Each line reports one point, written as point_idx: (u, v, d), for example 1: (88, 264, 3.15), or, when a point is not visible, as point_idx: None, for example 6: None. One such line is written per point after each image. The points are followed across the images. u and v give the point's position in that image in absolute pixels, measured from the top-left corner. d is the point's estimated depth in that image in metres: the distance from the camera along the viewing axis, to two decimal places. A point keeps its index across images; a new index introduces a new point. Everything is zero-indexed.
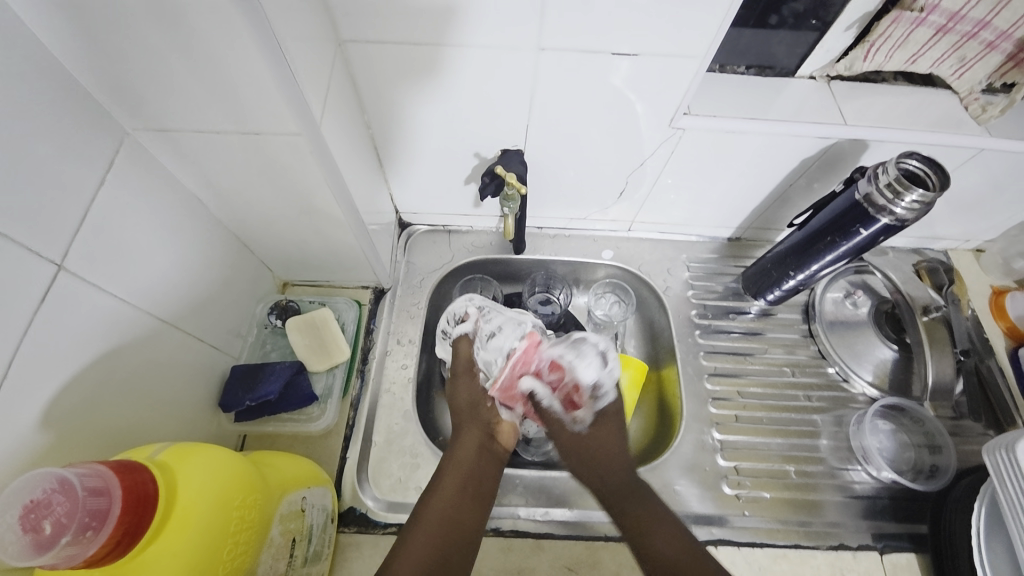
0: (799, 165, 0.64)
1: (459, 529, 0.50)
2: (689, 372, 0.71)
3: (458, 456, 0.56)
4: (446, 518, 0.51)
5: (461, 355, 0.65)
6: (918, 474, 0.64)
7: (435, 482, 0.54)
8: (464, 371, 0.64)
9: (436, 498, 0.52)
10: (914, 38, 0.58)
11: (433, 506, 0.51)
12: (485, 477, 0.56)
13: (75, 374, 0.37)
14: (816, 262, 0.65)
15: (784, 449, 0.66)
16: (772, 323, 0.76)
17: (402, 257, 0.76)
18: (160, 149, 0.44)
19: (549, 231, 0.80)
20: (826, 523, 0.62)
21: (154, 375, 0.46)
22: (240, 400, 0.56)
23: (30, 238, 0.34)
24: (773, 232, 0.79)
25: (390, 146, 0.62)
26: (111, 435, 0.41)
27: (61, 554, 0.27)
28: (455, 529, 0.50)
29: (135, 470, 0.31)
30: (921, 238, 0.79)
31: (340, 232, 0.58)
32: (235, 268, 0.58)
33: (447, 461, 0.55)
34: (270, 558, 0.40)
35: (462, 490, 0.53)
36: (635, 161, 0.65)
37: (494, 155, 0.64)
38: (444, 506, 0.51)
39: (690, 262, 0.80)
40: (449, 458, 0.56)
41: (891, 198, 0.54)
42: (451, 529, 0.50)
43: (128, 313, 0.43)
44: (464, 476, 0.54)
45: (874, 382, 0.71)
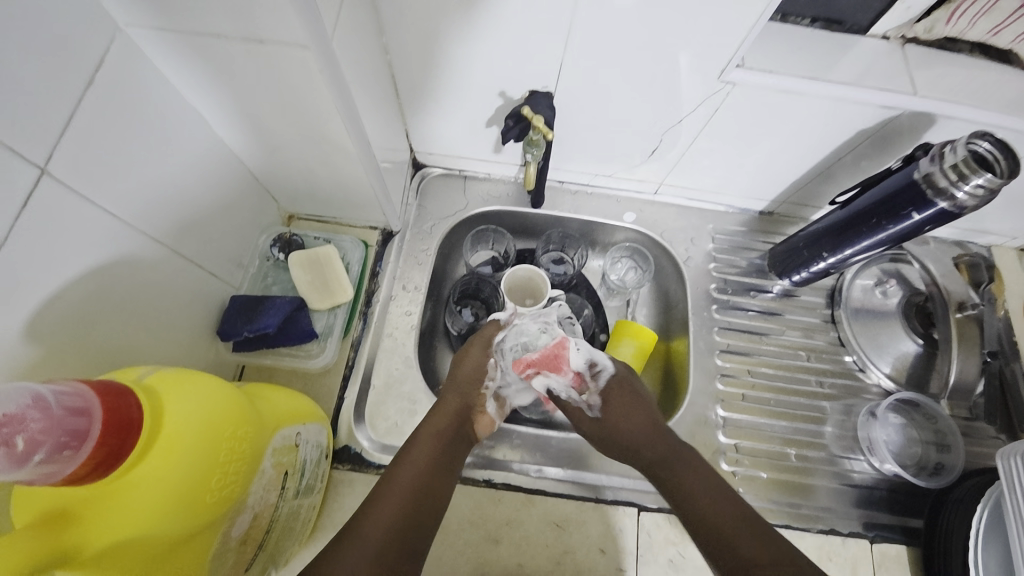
0: (853, 138, 0.58)
1: (430, 500, 0.46)
2: (700, 347, 0.69)
3: (436, 421, 0.52)
4: (421, 483, 0.46)
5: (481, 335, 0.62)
6: (921, 470, 0.63)
7: (410, 446, 0.49)
8: (476, 343, 0.61)
9: (411, 461, 0.48)
10: (1002, 5, 0.51)
11: (408, 468, 0.47)
12: (458, 449, 0.53)
13: (63, 287, 0.35)
14: (852, 246, 0.61)
15: (787, 432, 0.65)
16: (793, 304, 0.73)
17: (413, 200, 0.72)
18: (158, 51, 0.40)
19: (570, 186, 0.76)
20: (817, 508, 0.61)
21: (148, 296, 0.44)
22: (238, 330, 0.54)
23: (11, 138, 0.31)
24: (809, 210, 0.74)
25: (410, 76, 0.57)
26: (104, 354, 0.40)
27: (37, 471, 0.26)
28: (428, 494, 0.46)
29: (119, 394, 0.29)
30: (968, 230, 0.73)
31: (350, 165, 0.54)
32: (238, 194, 0.55)
33: (425, 426, 0.51)
34: (262, 489, 0.39)
35: (438, 456, 0.49)
36: (672, 118, 0.59)
37: (521, 96, 0.59)
38: (416, 469, 0.47)
39: (716, 233, 0.76)
40: (427, 424, 0.52)
41: (954, 180, 0.49)
42: (423, 495, 0.45)
43: (120, 229, 0.40)
44: (442, 443, 0.51)
45: (891, 374, 0.68)
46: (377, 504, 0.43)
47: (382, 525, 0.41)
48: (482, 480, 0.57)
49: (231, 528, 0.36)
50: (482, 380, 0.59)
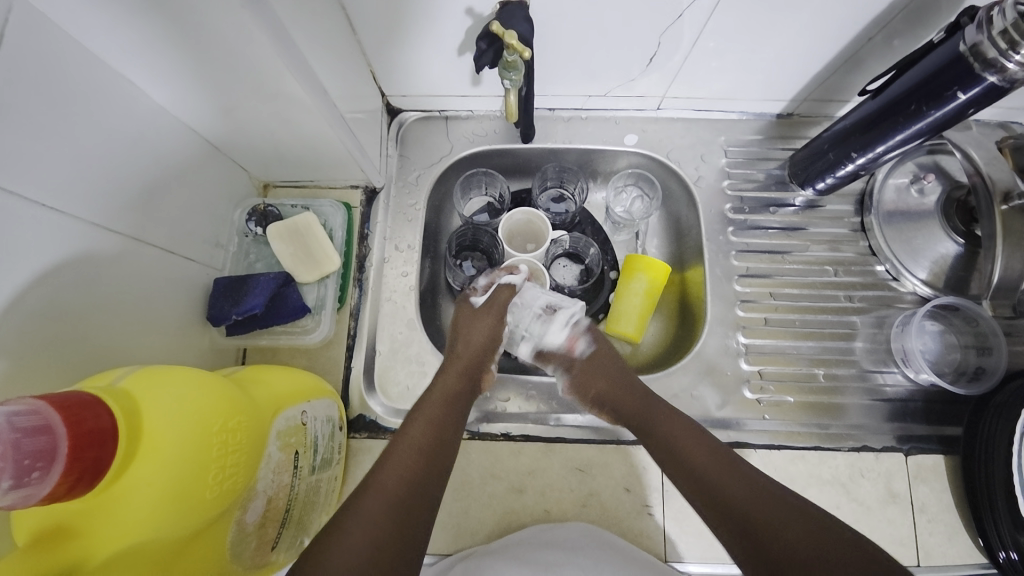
0: (886, 12, 0.49)
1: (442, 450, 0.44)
2: (717, 274, 0.65)
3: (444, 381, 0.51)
4: (437, 437, 0.45)
5: (496, 299, 0.57)
6: (961, 376, 0.60)
7: (422, 403, 0.48)
8: (491, 308, 0.57)
9: (424, 418, 0.46)
10: None
11: (418, 426, 0.45)
12: (468, 405, 0.51)
13: (15, 297, 0.33)
14: (885, 142, 0.54)
15: (814, 352, 0.62)
16: (817, 216, 0.67)
17: (394, 150, 0.67)
18: (65, 14, 0.34)
19: (562, 113, 0.68)
20: (847, 425, 0.59)
21: (122, 291, 0.42)
22: (227, 314, 0.52)
23: None
24: (835, 106, 0.65)
25: (363, 7, 0.49)
26: (84, 358, 0.38)
27: (12, 496, 0.25)
28: (440, 446, 0.45)
29: (86, 407, 0.27)
30: (1017, 108, 0.64)
31: (311, 120, 0.48)
32: (199, 169, 0.51)
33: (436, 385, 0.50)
34: (270, 473, 0.39)
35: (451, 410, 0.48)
36: (670, 15, 0.51)
37: (492, 12, 0.51)
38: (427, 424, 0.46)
39: (729, 146, 0.69)
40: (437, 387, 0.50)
41: (1004, 49, 0.42)
42: (438, 446, 0.44)
43: (68, 226, 0.37)
44: (452, 397, 0.50)
45: (928, 280, 0.63)
46: (391, 458, 0.42)
47: (395, 481, 0.40)
48: (500, 433, 0.57)
49: (245, 514, 0.36)
50: (493, 348, 0.55)
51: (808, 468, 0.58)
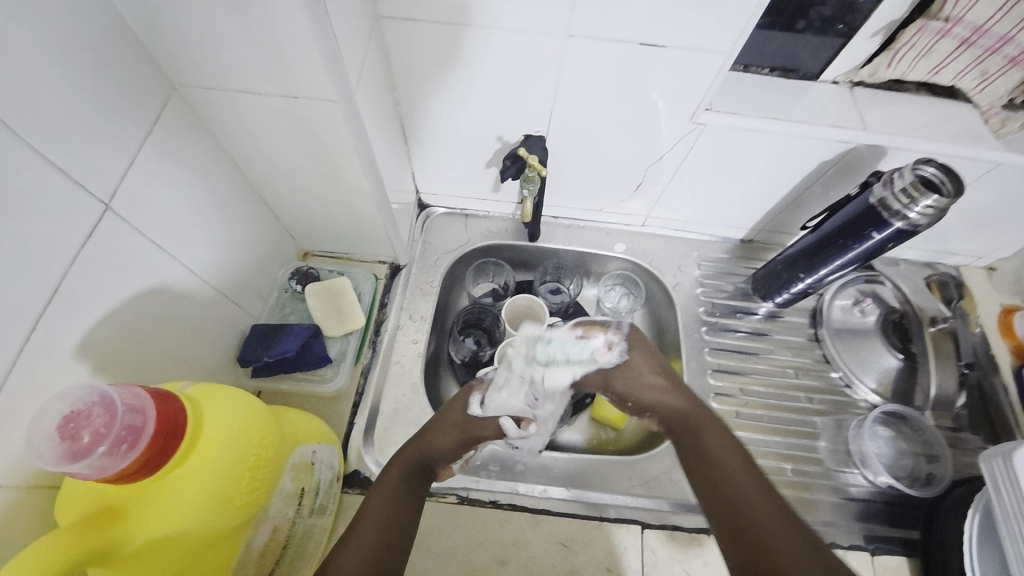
0: (816, 170, 0.65)
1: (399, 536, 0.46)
2: (693, 367, 0.72)
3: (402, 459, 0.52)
4: (392, 524, 0.46)
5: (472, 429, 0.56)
6: (914, 481, 0.65)
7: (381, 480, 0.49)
8: (461, 425, 0.55)
9: (381, 505, 0.47)
10: (938, 49, 0.58)
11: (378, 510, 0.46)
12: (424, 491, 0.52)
13: (110, 311, 0.39)
14: (826, 266, 0.66)
15: (782, 448, 0.67)
16: (780, 325, 0.77)
17: (419, 236, 0.78)
18: (208, 108, 0.46)
19: (564, 221, 0.82)
20: (818, 522, 0.62)
21: (182, 322, 0.48)
22: (259, 356, 0.57)
23: (82, 175, 0.35)
24: (787, 237, 0.80)
25: (416, 123, 0.64)
26: (138, 374, 0.43)
27: (96, 462, 0.29)
28: (396, 532, 0.46)
29: (168, 399, 0.33)
30: (935, 252, 0.79)
31: (365, 204, 0.59)
32: (262, 232, 0.60)
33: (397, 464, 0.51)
34: (280, 502, 0.42)
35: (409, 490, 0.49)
36: (654, 155, 0.66)
37: (517, 140, 0.66)
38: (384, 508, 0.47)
39: (701, 261, 0.81)
40: (396, 464, 0.51)
41: (906, 204, 0.55)
42: (395, 532, 0.46)
43: (163, 261, 0.44)
44: (406, 479, 0.50)
45: (876, 389, 0.71)
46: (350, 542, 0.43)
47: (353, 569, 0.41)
48: (488, 501, 0.59)
49: (253, 537, 0.39)
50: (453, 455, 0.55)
51: None
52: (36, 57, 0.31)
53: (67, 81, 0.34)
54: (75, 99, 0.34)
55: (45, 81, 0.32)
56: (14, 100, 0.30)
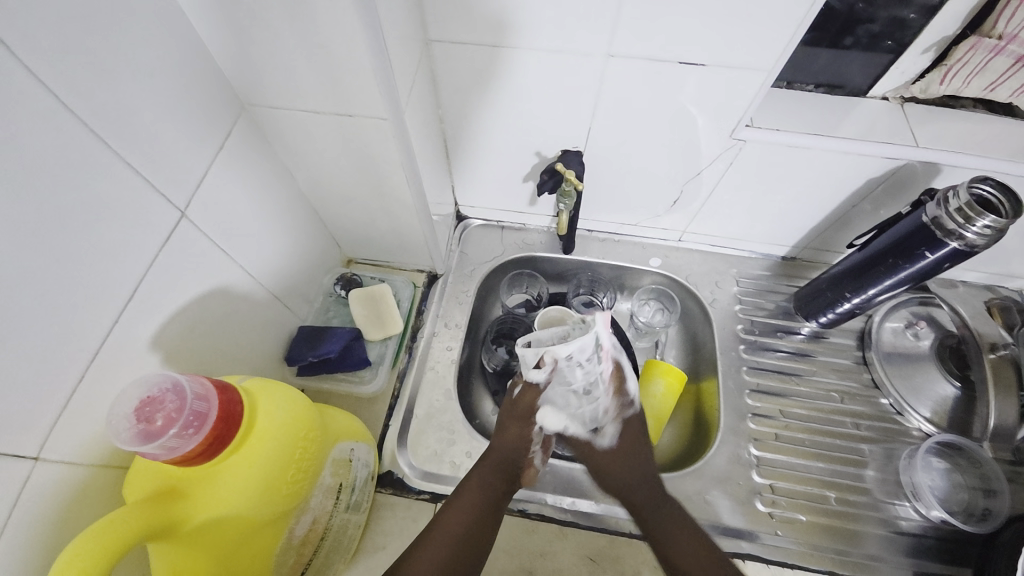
0: (865, 186, 0.63)
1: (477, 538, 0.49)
2: (730, 385, 0.71)
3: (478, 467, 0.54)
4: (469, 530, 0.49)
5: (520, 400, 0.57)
6: (969, 517, 0.60)
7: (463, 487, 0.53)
8: (520, 412, 0.57)
9: (459, 509, 0.50)
10: (992, 66, 0.56)
11: (456, 518, 0.50)
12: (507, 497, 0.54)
13: (179, 308, 0.43)
14: (875, 286, 0.63)
15: (825, 474, 0.64)
16: (824, 346, 0.74)
17: (456, 247, 0.80)
18: (270, 125, 0.50)
19: (599, 235, 0.82)
20: (865, 555, 0.59)
21: (238, 321, 0.52)
22: (304, 355, 0.61)
23: (162, 185, 0.39)
24: (832, 255, 0.77)
25: (458, 139, 0.67)
26: (199, 367, 0.47)
27: (165, 444, 0.32)
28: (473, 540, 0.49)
29: (227, 390, 0.36)
30: (998, 275, 0.74)
31: (408, 216, 0.62)
32: (312, 240, 0.64)
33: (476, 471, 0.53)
34: (320, 495, 0.44)
35: (488, 499, 0.52)
36: (693, 170, 0.66)
37: (554, 155, 0.67)
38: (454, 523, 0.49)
39: (741, 277, 0.80)
40: (475, 471, 0.54)
41: (961, 223, 0.52)
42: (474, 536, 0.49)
43: (227, 265, 0.48)
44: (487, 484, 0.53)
45: (932, 419, 0.67)
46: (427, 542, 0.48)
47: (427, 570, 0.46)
48: (516, 509, 0.59)
49: (296, 527, 0.41)
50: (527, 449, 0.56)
51: None
52: (127, 80, 0.36)
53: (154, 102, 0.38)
54: (159, 117, 0.39)
55: (134, 102, 0.36)
56: (110, 120, 0.34)
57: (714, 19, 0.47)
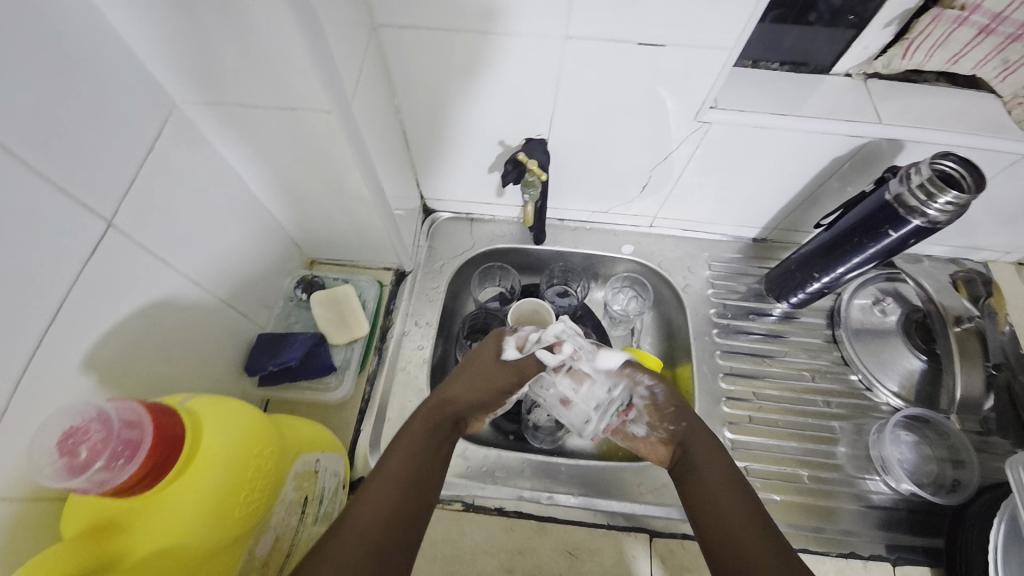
0: (831, 165, 0.63)
1: (416, 483, 0.45)
2: (704, 370, 0.71)
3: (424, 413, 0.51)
4: (412, 473, 0.45)
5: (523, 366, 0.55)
6: (939, 488, 0.62)
7: (409, 430, 0.49)
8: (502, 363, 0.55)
9: (405, 453, 0.47)
10: (955, 37, 0.56)
11: (398, 459, 0.46)
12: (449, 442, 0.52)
13: (116, 324, 0.40)
14: (844, 264, 0.63)
15: (798, 453, 0.65)
16: (795, 326, 0.75)
17: (424, 241, 0.78)
18: (206, 122, 0.46)
19: (570, 223, 0.81)
20: (840, 531, 0.60)
21: (186, 334, 0.49)
22: (263, 365, 0.58)
23: (84, 194, 0.36)
24: (801, 235, 0.77)
25: (417, 130, 0.64)
26: (144, 386, 0.44)
27: (93, 478, 0.30)
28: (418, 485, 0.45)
29: (167, 413, 0.34)
30: (961, 247, 0.75)
31: (368, 213, 0.59)
32: (267, 242, 0.61)
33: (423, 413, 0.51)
34: (283, 512, 0.42)
35: (438, 443, 0.49)
36: (661, 154, 0.64)
37: (518, 143, 0.65)
38: (405, 457, 0.46)
39: (712, 261, 0.79)
40: (423, 414, 0.51)
41: (923, 200, 0.52)
42: (414, 479, 0.45)
43: (170, 275, 0.45)
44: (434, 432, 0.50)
45: (899, 392, 0.68)
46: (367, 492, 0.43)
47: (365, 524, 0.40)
48: (494, 507, 0.58)
49: (255, 546, 0.40)
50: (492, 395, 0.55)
51: None
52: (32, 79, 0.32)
53: (69, 104, 0.35)
54: (73, 119, 0.35)
55: (44, 103, 0.33)
56: (16, 126, 0.31)
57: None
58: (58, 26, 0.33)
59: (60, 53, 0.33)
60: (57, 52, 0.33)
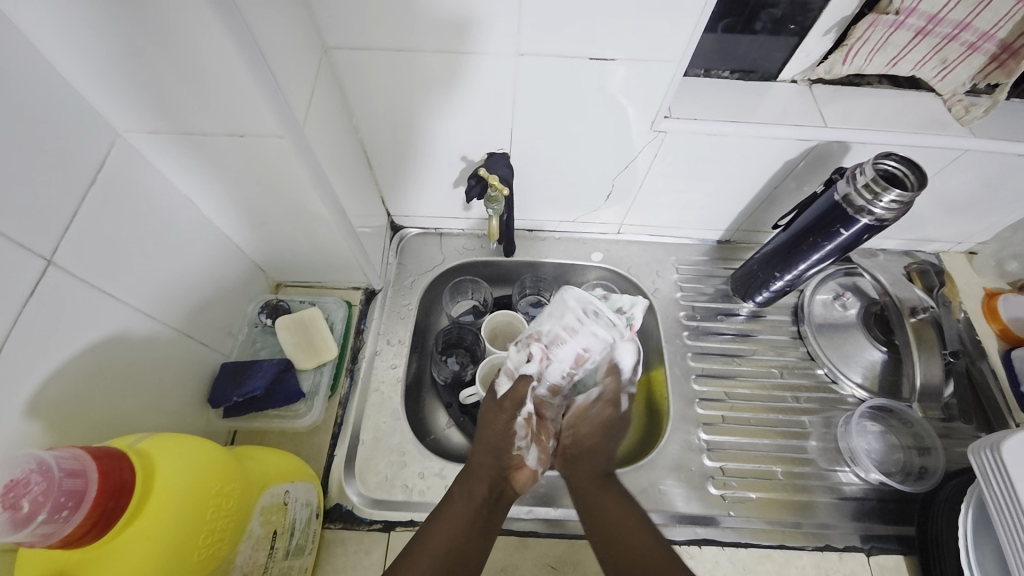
0: (783, 168, 0.65)
1: (458, 559, 0.49)
2: (677, 373, 0.72)
3: (464, 479, 0.54)
4: (452, 550, 0.49)
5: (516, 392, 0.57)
6: (907, 476, 0.64)
7: (450, 497, 0.53)
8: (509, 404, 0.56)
9: (444, 527, 0.50)
10: (893, 41, 0.58)
11: (438, 534, 0.50)
12: (495, 508, 0.54)
13: (61, 365, 0.39)
14: (803, 262, 0.65)
15: (771, 450, 0.66)
16: (763, 324, 0.76)
17: (393, 259, 0.77)
18: (153, 150, 0.45)
19: (539, 233, 0.81)
20: (816, 524, 0.62)
21: (142, 369, 0.47)
22: (228, 396, 0.57)
23: (19, 232, 0.35)
24: (762, 235, 0.79)
25: (378, 148, 0.64)
26: (95, 427, 0.42)
27: (37, 532, 0.29)
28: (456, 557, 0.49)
29: (116, 457, 0.33)
30: (914, 240, 0.79)
31: (331, 234, 0.59)
32: (228, 268, 0.59)
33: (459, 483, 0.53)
34: (249, 549, 0.41)
35: (478, 506, 0.52)
36: (622, 162, 0.65)
37: (481, 158, 0.65)
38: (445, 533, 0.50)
39: (680, 264, 0.81)
40: (461, 481, 0.54)
41: (870, 199, 0.54)
42: (456, 555, 0.49)
43: (119, 310, 0.44)
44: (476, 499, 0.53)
45: (864, 383, 0.71)
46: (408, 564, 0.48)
47: None
48: None
49: None
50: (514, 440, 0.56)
51: (775, 567, 0.59)
52: None
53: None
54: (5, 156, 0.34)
55: None
56: None
57: (620, 13, 0.46)
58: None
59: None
60: None
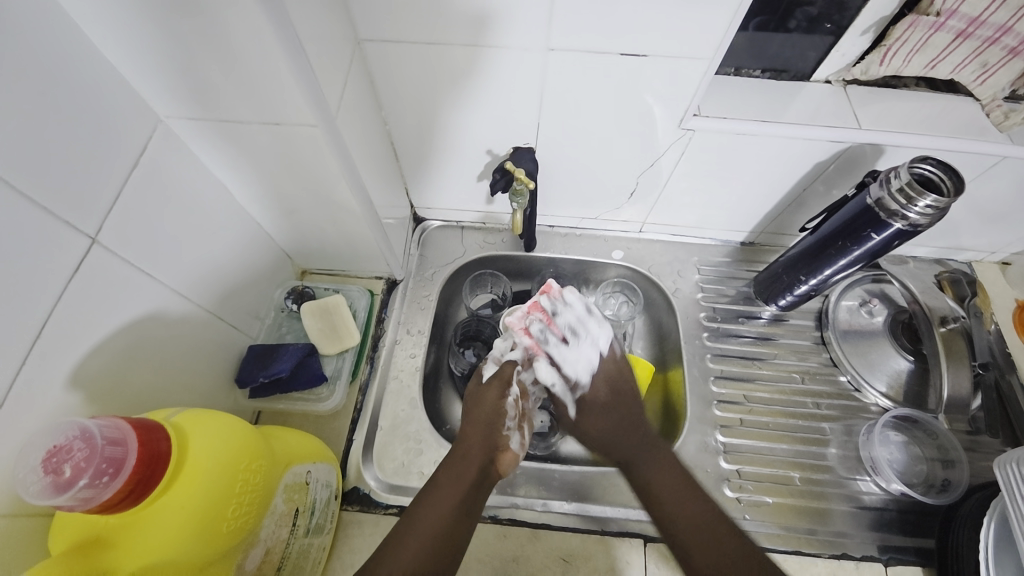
0: (815, 169, 0.63)
1: (450, 538, 0.46)
2: (695, 374, 0.71)
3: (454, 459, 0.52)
4: (445, 529, 0.47)
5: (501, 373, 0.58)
6: (929, 488, 0.62)
7: (439, 476, 0.50)
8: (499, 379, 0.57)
9: (434, 505, 0.48)
10: (933, 42, 0.57)
11: (429, 511, 0.47)
12: (483, 489, 0.51)
13: (102, 339, 0.40)
14: (829, 267, 0.64)
15: (788, 455, 0.65)
16: (785, 329, 0.75)
17: (415, 250, 0.78)
18: (192, 137, 0.47)
19: (560, 230, 0.81)
20: (833, 532, 0.61)
21: (175, 348, 0.49)
22: (255, 376, 0.59)
23: (67, 211, 0.36)
24: (788, 238, 0.78)
25: (405, 140, 0.64)
26: (131, 400, 0.44)
27: (78, 496, 0.30)
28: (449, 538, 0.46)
29: (152, 430, 0.34)
30: (946, 248, 0.77)
31: (358, 224, 0.60)
32: (257, 254, 0.61)
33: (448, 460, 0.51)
34: (273, 524, 0.42)
35: (469, 485, 0.50)
36: (648, 160, 0.65)
37: (506, 152, 0.66)
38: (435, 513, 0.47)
39: (702, 265, 0.80)
40: (450, 459, 0.52)
41: (903, 203, 0.53)
42: (447, 535, 0.46)
43: (156, 289, 0.46)
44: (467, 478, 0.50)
45: (888, 393, 0.69)
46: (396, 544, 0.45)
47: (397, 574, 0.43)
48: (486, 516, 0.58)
49: (245, 560, 0.40)
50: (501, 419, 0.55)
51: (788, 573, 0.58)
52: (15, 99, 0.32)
53: (49, 123, 0.35)
54: (56, 138, 0.35)
55: (26, 121, 0.33)
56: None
57: (651, 9, 0.46)
58: (38, 48, 0.33)
59: (39, 73, 0.34)
60: (39, 73, 0.34)
